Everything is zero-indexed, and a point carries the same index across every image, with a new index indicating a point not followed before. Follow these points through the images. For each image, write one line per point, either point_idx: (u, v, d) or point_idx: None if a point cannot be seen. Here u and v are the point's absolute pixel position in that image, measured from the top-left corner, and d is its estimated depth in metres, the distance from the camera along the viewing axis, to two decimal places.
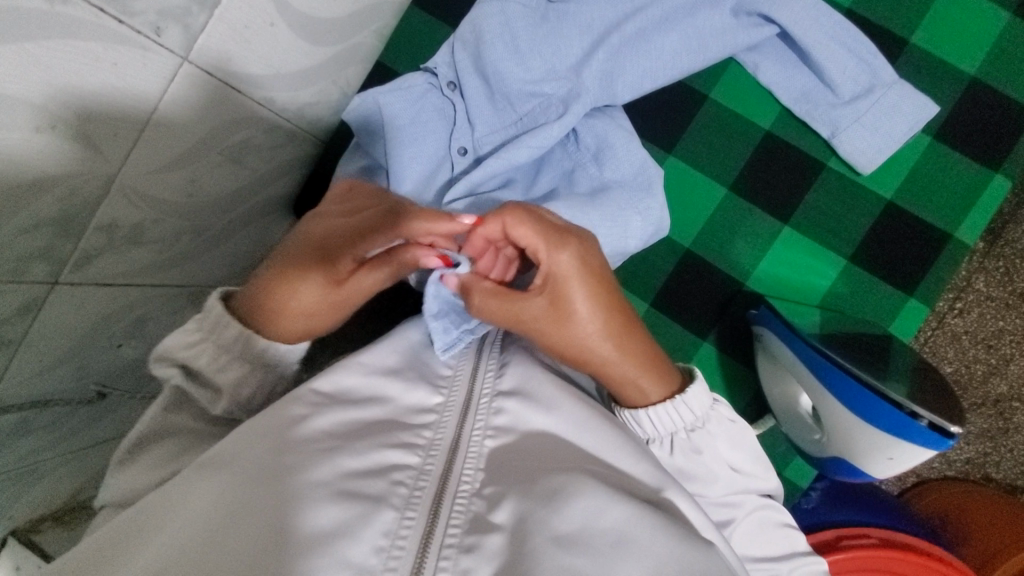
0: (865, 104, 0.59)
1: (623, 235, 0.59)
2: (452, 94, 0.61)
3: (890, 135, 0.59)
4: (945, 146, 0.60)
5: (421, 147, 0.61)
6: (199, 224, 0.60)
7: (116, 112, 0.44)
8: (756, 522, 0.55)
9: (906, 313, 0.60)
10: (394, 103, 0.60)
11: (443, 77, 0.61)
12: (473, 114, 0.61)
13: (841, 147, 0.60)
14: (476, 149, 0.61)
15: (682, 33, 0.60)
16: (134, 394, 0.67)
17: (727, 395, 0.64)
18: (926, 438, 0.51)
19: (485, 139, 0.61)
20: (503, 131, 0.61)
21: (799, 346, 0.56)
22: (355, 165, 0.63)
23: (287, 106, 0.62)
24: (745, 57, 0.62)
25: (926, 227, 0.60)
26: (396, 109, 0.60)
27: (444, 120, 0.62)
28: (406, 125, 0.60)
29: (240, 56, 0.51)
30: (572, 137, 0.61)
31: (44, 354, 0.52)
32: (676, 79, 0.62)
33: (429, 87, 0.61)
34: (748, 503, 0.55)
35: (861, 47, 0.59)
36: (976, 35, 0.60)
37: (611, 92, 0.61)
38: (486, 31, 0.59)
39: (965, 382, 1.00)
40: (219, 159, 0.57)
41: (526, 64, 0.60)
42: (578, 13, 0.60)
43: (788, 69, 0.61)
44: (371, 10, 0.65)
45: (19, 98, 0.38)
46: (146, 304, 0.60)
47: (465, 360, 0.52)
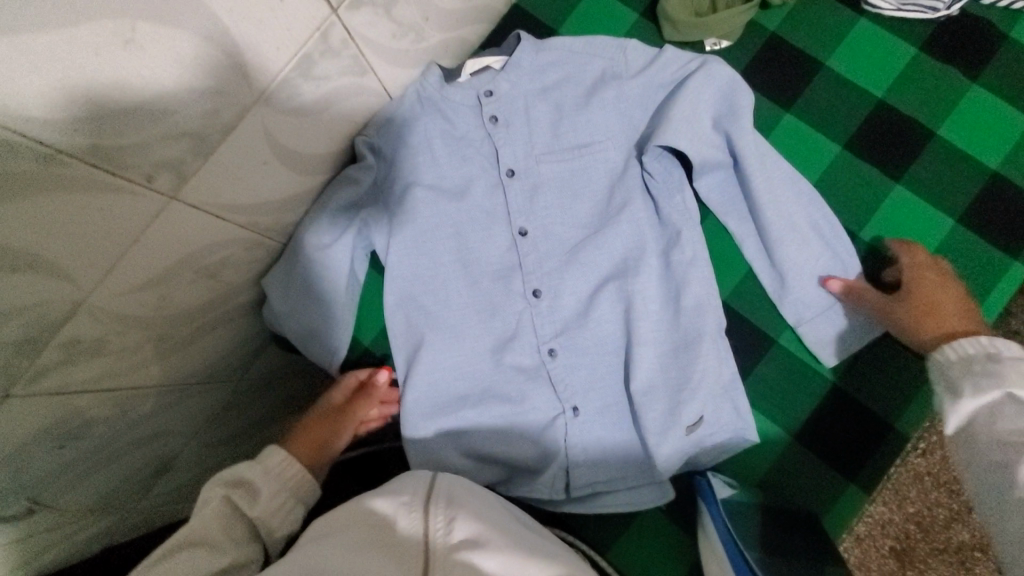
0: (592, 301, 0.66)
1: (602, 309, 0.65)
2: (548, 359, 0.65)
3: (578, 262, 0.66)
4: (888, 337, 0.63)
5: (427, 405, 0.66)
6: (163, 333, 0.61)
7: (66, 242, 0.44)
8: (694, 96, 0.64)
9: (845, 500, 0.61)
10: (499, 383, 0.66)
11: (485, 283, 0.67)
12: (535, 329, 0.66)
13: (585, 252, 0.66)
14: (535, 364, 0.66)
15: (591, 367, 0.66)
16: (94, 472, 0.66)
17: (668, 558, 0.62)
18: None
19: (520, 293, 0.67)
20: (563, 324, 0.66)
21: (717, 520, 0.57)
22: (501, 394, 0.66)
23: (271, 227, 0.64)
24: (551, 318, 0.66)
25: (868, 414, 0.62)
26: (467, 316, 0.67)
27: (507, 338, 0.67)
28: (498, 382, 0.66)
29: (197, 168, 0.49)
30: (562, 319, 0.66)
31: (4, 442, 0.52)
32: (537, 331, 0.66)
33: (536, 365, 0.66)
34: (761, 163, 0.64)
35: (624, 271, 0.66)
36: (922, 234, 0.64)
37: (558, 282, 0.66)
38: (466, 341, 0.66)
39: (927, 526, 1.01)
40: (194, 276, 0.58)
41: (550, 324, 0.66)
42: (539, 214, 0.68)
43: (568, 328, 0.66)
44: (357, 121, 0.65)
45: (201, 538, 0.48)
46: (135, 409, 0.65)
47: (412, 509, 0.47)
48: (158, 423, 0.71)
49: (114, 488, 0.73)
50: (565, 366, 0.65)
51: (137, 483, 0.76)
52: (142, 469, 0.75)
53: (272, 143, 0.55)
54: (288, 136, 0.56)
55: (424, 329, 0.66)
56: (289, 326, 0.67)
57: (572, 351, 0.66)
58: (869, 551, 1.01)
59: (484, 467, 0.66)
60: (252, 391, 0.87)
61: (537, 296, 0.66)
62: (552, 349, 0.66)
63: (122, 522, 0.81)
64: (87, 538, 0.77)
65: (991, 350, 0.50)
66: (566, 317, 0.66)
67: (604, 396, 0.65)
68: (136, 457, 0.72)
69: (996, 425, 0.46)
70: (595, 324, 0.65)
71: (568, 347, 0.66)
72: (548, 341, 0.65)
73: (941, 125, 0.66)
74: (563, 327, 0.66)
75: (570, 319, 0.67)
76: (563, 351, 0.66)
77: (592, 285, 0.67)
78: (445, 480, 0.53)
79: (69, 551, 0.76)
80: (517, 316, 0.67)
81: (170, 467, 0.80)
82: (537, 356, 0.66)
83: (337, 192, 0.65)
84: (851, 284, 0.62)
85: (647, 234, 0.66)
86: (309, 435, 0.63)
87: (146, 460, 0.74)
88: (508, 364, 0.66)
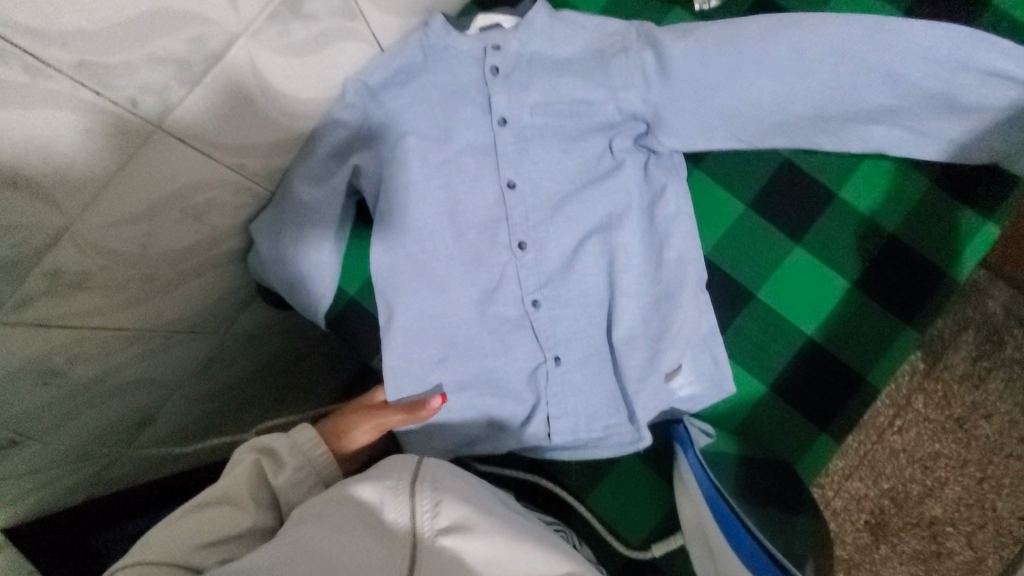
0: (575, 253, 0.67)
1: (585, 261, 0.66)
2: (531, 309, 0.67)
3: (562, 214, 0.67)
4: (863, 292, 0.65)
5: (413, 354, 0.67)
6: (148, 274, 0.61)
7: (50, 162, 0.44)
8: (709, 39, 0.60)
9: (815, 448, 0.63)
10: (482, 332, 0.68)
11: (470, 234, 0.68)
12: (518, 280, 0.67)
13: (570, 205, 0.67)
14: (518, 314, 0.68)
15: (575, 317, 0.67)
16: (79, 414, 0.66)
17: (645, 503, 0.65)
18: None
19: (504, 244, 0.67)
20: (547, 276, 0.67)
21: (704, 478, 0.58)
22: (484, 343, 0.68)
23: (259, 171, 0.64)
24: (535, 269, 0.67)
25: (842, 366, 0.64)
26: (450, 267, 0.67)
27: (491, 288, 0.68)
28: (481, 331, 0.68)
29: (183, 97, 0.50)
30: (546, 271, 0.67)
31: None
32: (520, 281, 0.67)
33: (520, 316, 0.68)
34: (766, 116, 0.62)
35: (606, 223, 0.67)
36: (899, 193, 0.65)
37: (543, 234, 0.67)
38: (449, 290, 0.67)
39: (901, 501, 1.03)
40: (180, 215, 0.58)
41: (534, 276, 0.67)
42: (526, 163, 0.67)
43: (551, 280, 0.67)
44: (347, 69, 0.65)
45: (227, 496, 0.52)
46: (120, 351, 0.65)
47: (397, 495, 0.46)
48: (143, 370, 0.71)
49: (99, 435, 0.73)
50: (548, 316, 0.67)
51: (123, 432, 0.76)
52: (129, 416, 0.75)
53: (260, 81, 0.55)
54: (277, 75, 0.56)
55: (409, 278, 0.67)
56: (276, 272, 0.68)
57: (556, 303, 0.67)
58: (844, 524, 1.03)
59: (467, 415, 0.68)
60: (240, 347, 0.87)
61: (522, 248, 0.67)
62: (536, 300, 0.67)
63: (106, 474, 0.81)
64: (74, 485, 0.78)
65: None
66: (550, 268, 0.67)
67: (585, 347, 0.67)
68: (121, 403, 0.72)
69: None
70: (579, 276, 0.67)
71: (552, 298, 0.67)
72: (532, 292, 0.67)
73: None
74: (547, 278, 0.67)
75: (555, 271, 0.67)
76: (547, 302, 0.67)
77: (579, 237, 0.67)
78: (431, 465, 0.50)
79: (55, 497, 0.77)
80: (502, 267, 0.68)
81: (156, 420, 0.81)
82: (521, 307, 0.67)
83: (327, 137, 0.65)
84: (826, 236, 0.66)
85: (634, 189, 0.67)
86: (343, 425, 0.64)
87: (132, 408, 0.74)
88: (492, 314, 0.68)
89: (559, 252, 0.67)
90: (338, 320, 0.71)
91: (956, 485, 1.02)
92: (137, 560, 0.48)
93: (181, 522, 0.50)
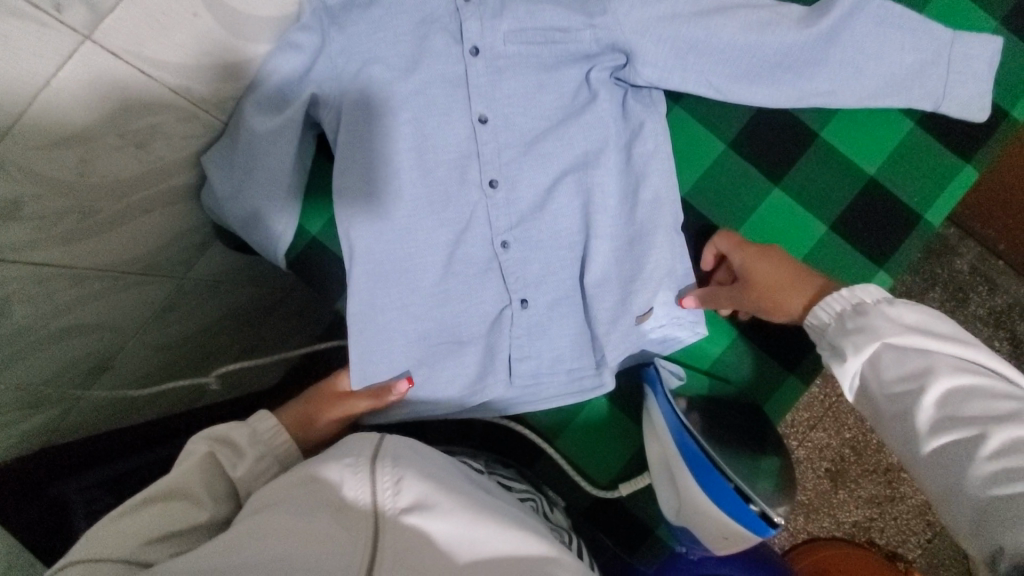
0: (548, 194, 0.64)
1: (557, 201, 0.64)
2: (501, 251, 0.64)
3: (535, 152, 0.64)
4: (839, 236, 0.64)
5: (380, 297, 0.64)
6: (89, 207, 0.56)
7: None
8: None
9: (783, 389, 0.63)
10: (451, 271, 0.65)
11: (438, 171, 0.64)
12: (490, 220, 0.64)
13: (543, 143, 0.64)
14: (489, 256, 0.65)
15: (546, 259, 0.65)
16: (24, 357, 0.63)
17: (613, 445, 0.66)
18: (754, 522, 0.53)
19: (474, 182, 0.64)
20: (518, 218, 0.65)
21: (670, 414, 0.58)
22: (454, 285, 0.65)
23: (208, 97, 0.58)
24: (508, 208, 0.64)
25: None
26: (418, 204, 0.64)
27: (462, 228, 0.65)
28: (451, 273, 0.65)
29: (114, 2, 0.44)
30: (519, 211, 0.65)
31: None
32: (491, 222, 0.64)
33: (493, 257, 0.65)
34: (746, 53, 0.60)
35: (581, 161, 0.64)
36: (880, 137, 0.64)
37: (518, 172, 0.64)
38: (416, 228, 0.64)
39: (861, 449, 1.06)
40: (120, 142, 0.53)
41: (507, 216, 0.64)
42: (500, 96, 0.63)
43: (524, 220, 0.65)
44: None
45: (178, 492, 0.47)
46: (63, 291, 0.61)
47: (358, 473, 0.43)
48: (93, 312, 0.67)
49: (49, 383, 0.69)
50: (519, 258, 0.65)
51: (76, 379, 0.73)
52: (79, 362, 0.71)
53: None
54: None
55: (375, 216, 0.63)
56: (229, 210, 0.64)
57: (527, 244, 0.65)
58: (806, 471, 1.06)
59: (435, 359, 0.66)
60: (200, 293, 0.83)
61: (493, 187, 0.64)
62: (506, 241, 0.64)
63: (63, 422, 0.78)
64: (24, 439, 0.73)
65: (856, 303, 0.51)
66: (523, 208, 0.65)
67: (557, 290, 0.66)
68: (71, 347, 0.68)
69: (884, 374, 0.47)
70: (551, 217, 0.65)
71: (524, 239, 0.65)
72: (501, 232, 0.64)
73: (925, 6, 0.64)
74: (521, 219, 0.65)
75: (528, 212, 0.65)
76: (517, 243, 0.65)
77: (554, 177, 0.64)
78: (395, 442, 0.47)
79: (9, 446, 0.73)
80: (472, 207, 0.65)
81: (111, 366, 0.77)
82: (491, 248, 0.65)
83: (280, 62, 0.59)
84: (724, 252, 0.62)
85: (612, 126, 0.64)
86: (304, 412, 0.64)
87: (83, 352, 0.71)
88: (463, 254, 0.65)
89: (533, 193, 0.65)
90: (299, 261, 0.68)
91: None
92: (75, 562, 0.41)
93: (124, 519, 0.44)
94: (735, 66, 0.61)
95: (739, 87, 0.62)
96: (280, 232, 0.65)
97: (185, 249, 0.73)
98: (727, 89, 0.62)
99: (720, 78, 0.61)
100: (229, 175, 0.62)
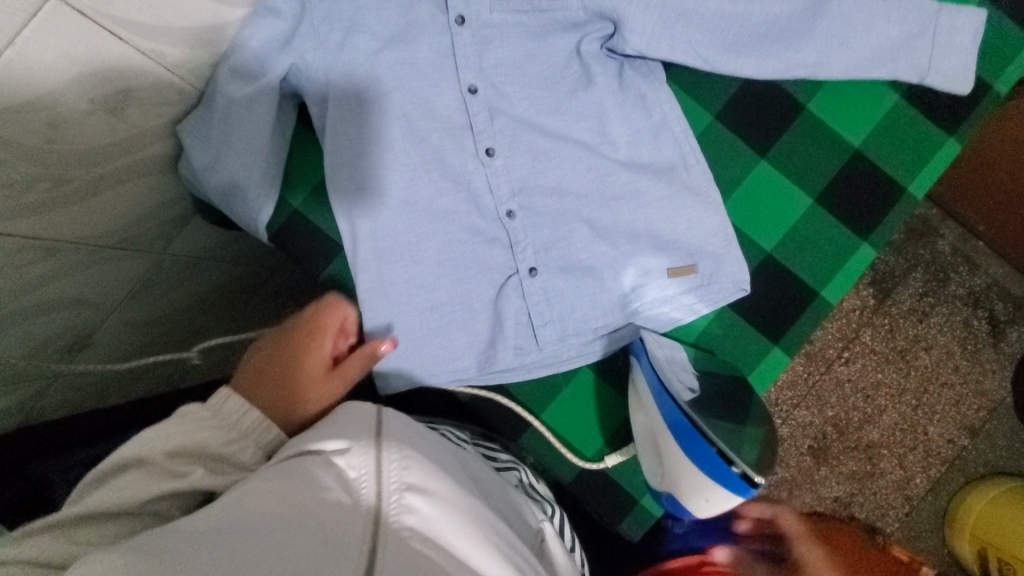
0: (536, 166, 0.63)
1: (545, 173, 0.63)
2: (507, 220, 0.64)
3: (524, 123, 0.63)
4: (824, 208, 0.64)
5: (388, 273, 0.63)
6: (59, 175, 0.54)
7: None
8: None
9: (768, 361, 0.64)
10: (443, 243, 0.64)
11: (437, 137, 0.63)
12: (489, 187, 0.63)
13: (531, 114, 0.63)
14: (490, 223, 0.64)
15: (535, 231, 0.64)
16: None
17: (599, 418, 0.66)
18: (734, 483, 0.54)
19: (468, 151, 0.63)
20: (520, 184, 0.64)
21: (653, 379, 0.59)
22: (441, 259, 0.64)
23: (184, 63, 0.56)
24: (507, 176, 0.63)
25: (798, 282, 0.64)
26: (417, 170, 0.63)
27: (464, 197, 0.64)
28: (453, 243, 0.64)
29: None
30: (513, 181, 0.64)
31: None
32: (491, 189, 0.64)
33: (495, 225, 0.64)
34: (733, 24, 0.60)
35: (569, 133, 0.63)
36: (866, 109, 0.64)
37: (515, 139, 0.63)
38: (418, 196, 0.63)
39: (842, 427, 1.07)
40: (90, 107, 0.51)
41: (505, 184, 0.63)
42: (488, 66, 0.62)
43: (520, 189, 0.64)
44: None
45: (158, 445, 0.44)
46: (32, 265, 0.59)
47: (360, 451, 0.43)
48: (66, 286, 0.65)
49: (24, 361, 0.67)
50: (518, 226, 0.64)
51: (51, 358, 0.71)
52: (54, 339, 0.69)
53: None
54: None
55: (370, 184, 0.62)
56: (209, 181, 0.62)
57: (526, 214, 0.64)
58: (790, 449, 1.08)
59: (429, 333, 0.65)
60: (180, 269, 0.81)
61: (489, 154, 0.63)
62: (511, 211, 0.64)
63: (40, 402, 0.76)
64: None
65: None
66: (518, 177, 0.64)
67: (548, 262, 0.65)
68: (45, 323, 0.66)
69: None
70: (546, 187, 0.64)
71: (527, 206, 0.64)
72: (506, 201, 0.63)
73: None
74: (518, 187, 0.64)
75: (528, 180, 0.64)
76: (520, 211, 0.64)
77: (543, 148, 0.63)
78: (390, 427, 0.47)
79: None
80: (469, 176, 0.64)
81: (87, 344, 0.75)
82: (493, 217, 0.64)
83: (259, 27, 0.57)
84: None
85: (600, 97, 0.63)
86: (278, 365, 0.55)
87: (59, 329, 0.69)
88: (470, 223, 0.64)
89: (521, 165, 0.64)
90: (278, 235, 0.67)
91: (893, 412, 1.07)
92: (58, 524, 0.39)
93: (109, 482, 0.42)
94: (723, 37, 0.61)
95: (727, 58, 0.61)
96: (260, 204, 0.63)
97: (162, 224, 0.71)
98: (714, 60, 0.61)
99: (709, 50, 0.61)
100: (210, 145, 0.61)
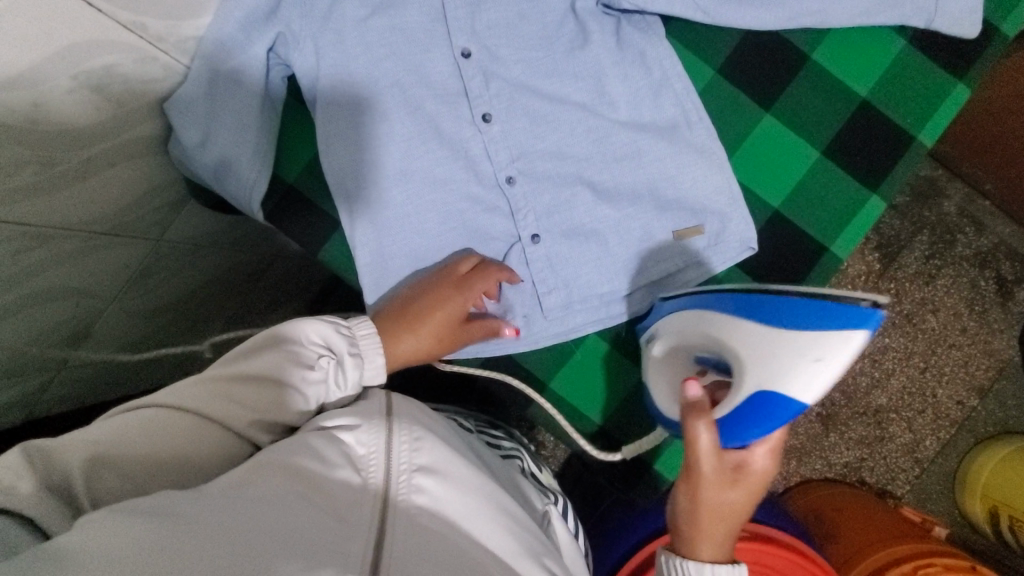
0: (535, 130, 0.62)
1: (545, 137, 0.62)
2: (507, 187, 0.62)
3: (520, 86, 0.62)
4: (831, 162, 0.62)
5: (386, 245, 0.62)
6: (47, 158, 0.52)
7: None
8: None
9: None
10: (444, 213, 0.63)
11: (431, 104, 0.61)
12: (488, 153, 0.62)
13: (527, 78, 0.61)
14: (489, 190, 0.63)
15: (537, 197, 0.63)
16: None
17: (608, 385, 0.65)
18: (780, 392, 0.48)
19: (463, 118, 0.62)
20: (518, 150, 0.62)
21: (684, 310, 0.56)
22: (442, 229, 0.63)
23: (169, 36, 0.54)
24: (504, 141, 0.62)
25: (805, 239, 0.63)
26: (411, 139, 0.61)
27: (460, 165, 0.62)
28: (452, 212, 0.63)
29: None
30: (511, 145, 0.62)
31: None
32: (489, 155, 0.62)
33: (495, 191, 0.63)
34: None
35: (568, 95, 0.62)
36: (872, 57, 0.62)
37: (512, 103, 0.62)
38: (414, 166, 0.62)
39: (851, 392, 1.07)
40: (73, 84, 0.49)
41: (503, 150, 0.62)
42: (480, 29, 0.61)
43: (519, 154, 0.62)
44: None
45: (128, 441, 0.39)
46: (29, 253, 0.57)
47: (371, 429, 0.43)
48: (61, 275, 0.63)
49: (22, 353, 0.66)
50: (518, 193, 0.62)
51: (48, 351, 0.69)
52: (51, 331, 0.68)
53: None
54: None
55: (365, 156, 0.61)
56: (201, 159, 0.61)
57: (526, 179, 0.62)
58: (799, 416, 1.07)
59: None
60: (177, 256, 0.80)
61: (485, 120, 0.61)
62: (510, 177, 0.62)
63: (42, 397, 0.75)
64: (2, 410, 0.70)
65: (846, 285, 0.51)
66: (516, 141, 0.62)
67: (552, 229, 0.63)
68: (40, 315, 0.64)
69: None
70: (544, 153, 0.62)
71: (526, 171, 0.63)
72: (505, 167, 0.62)
73: None
74: (515, 153, 0.62)
75: (525, 145, 0.62)
76: (519, 177, 0.62)
77: (542, 111, 0.62)
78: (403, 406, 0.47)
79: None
80: (466, 143, 0.62)
81: (86, 334, 0.74)
82: (493, 183, 0.63)
83: None
84: None
85: (598, 55, 0.61)
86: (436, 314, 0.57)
87: (55, 320, 0.67)
88: (469, 192, 0.63)
89: (519, 130, 0.62)
90: (272, 212, 0.65)
91: (901, 375, 1.06)
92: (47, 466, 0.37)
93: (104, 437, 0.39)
94: None
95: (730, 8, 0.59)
96: (254, 181, 0.62)
97: (153, 208, 0.70)
98: (714, 12, 0.60)
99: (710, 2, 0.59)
100: (199, 122, 0.59)
